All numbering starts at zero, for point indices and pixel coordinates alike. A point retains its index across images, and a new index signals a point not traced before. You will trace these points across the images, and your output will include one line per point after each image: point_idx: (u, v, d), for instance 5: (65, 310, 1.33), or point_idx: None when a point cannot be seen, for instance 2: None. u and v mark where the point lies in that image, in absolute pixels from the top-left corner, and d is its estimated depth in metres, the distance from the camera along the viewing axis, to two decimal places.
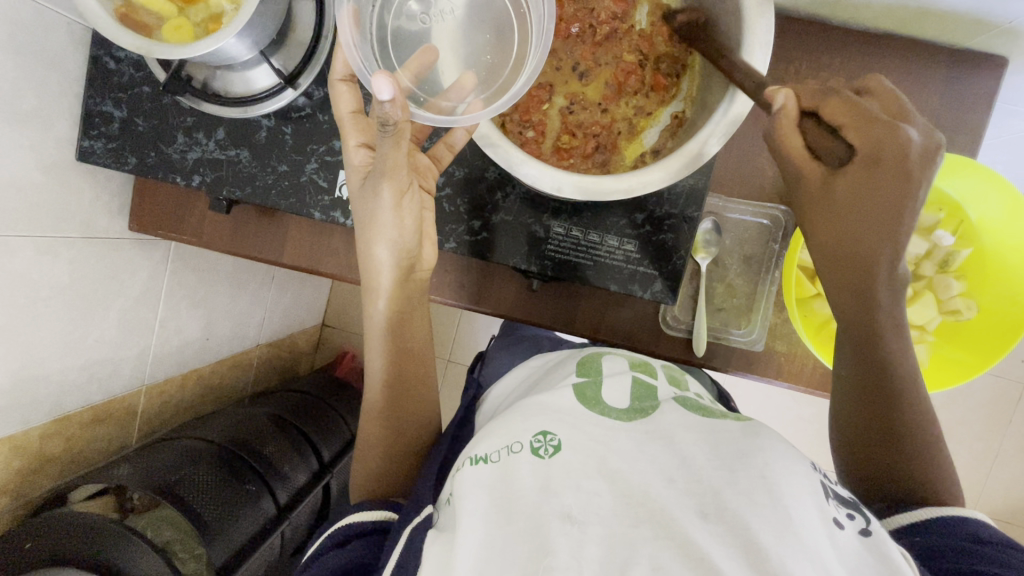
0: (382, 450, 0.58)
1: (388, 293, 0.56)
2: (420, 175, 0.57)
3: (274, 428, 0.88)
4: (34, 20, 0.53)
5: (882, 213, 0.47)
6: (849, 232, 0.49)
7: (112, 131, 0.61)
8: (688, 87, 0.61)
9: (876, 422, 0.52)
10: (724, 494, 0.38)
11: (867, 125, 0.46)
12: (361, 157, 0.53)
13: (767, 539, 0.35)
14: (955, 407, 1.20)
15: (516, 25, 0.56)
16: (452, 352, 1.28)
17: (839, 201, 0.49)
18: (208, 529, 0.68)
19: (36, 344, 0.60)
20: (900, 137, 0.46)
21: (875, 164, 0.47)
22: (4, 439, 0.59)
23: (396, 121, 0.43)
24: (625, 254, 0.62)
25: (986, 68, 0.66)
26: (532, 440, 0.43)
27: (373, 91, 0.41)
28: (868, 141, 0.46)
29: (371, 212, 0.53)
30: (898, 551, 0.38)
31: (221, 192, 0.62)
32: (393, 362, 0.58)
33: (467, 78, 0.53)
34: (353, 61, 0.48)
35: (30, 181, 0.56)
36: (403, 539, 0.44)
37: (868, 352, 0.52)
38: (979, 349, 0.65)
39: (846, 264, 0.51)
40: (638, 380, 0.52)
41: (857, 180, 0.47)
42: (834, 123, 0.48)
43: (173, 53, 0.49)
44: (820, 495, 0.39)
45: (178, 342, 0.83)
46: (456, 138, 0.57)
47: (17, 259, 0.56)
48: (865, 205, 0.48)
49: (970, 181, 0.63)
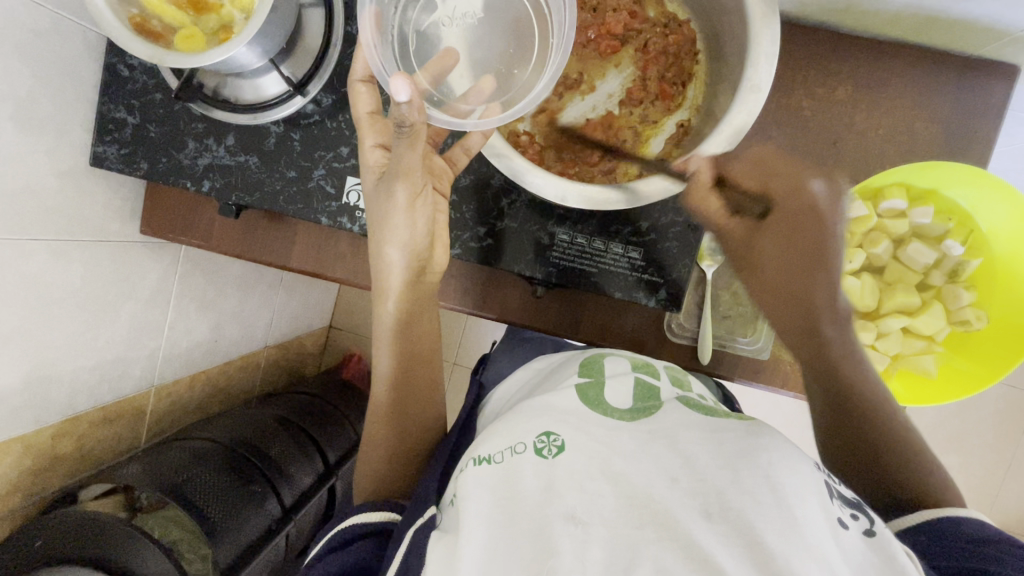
0: (387, 452, 0.58)
1: (398, 296, 0.57)
2: (434, 177, 0.58)
3: (281, 430, 0.88)
4: (49, 28, 0.54)
5: (806, 262, 0.49)
6: (788, 277, 0.51)
7: (124, 137, 0.62)
8: (694, 97, 0.62)
9: (851, 439, 0.53)
10: (727, 494, 0.38)
11: (775, 177, 0.49)
12: (377, 157, 0.55)
13: (771, 538, 0.35)
14: (967, 418, 1.19)
15: (538, 33, 0.56)
16: (458, 355, 1.28)
17: (761, 254, 0.52)
18: (215, 529, 0.69)
19: (50, 345, 0.61)
20: (807, 191, 0.48)
21: (797, 219, 0.49)
22: (16, 439, 0.60)
23: (413, 123, 0.44)
24: (630, 261, 0.62)
25: (995, 76, 0.65)
26: (536, 440, 0.43)
27: (391, 93, 0.42)
28: (778, 195, 0.49)
29: (385, 213, 0.53)
30: (902, 551, 0.37)
31: (230, 197, 0.63)
32: (400, 365, 0.59)
33: (487, 82, 0.54)
34: (373, 62, 0.48)
35: (44, 186, 0.57)
36: (405, 545, 0.44)
37: (837, 390, 0.53)
38: (989, 360, 0.65)
39: (786, 309, 0.52)
40: (639, 380, 0.52)
41: (782, 230, 0.50)
42: (743, 186, 0.51)
43: (185, 62, 0.49)
44: (824, 495, 0.39)
45: (187, 344, 0.84)
46: (472, 142, 0.57)
47: (30, 261, 0.57)
48: (796, 252, 0.49)
49: (980, 191, 0.62)
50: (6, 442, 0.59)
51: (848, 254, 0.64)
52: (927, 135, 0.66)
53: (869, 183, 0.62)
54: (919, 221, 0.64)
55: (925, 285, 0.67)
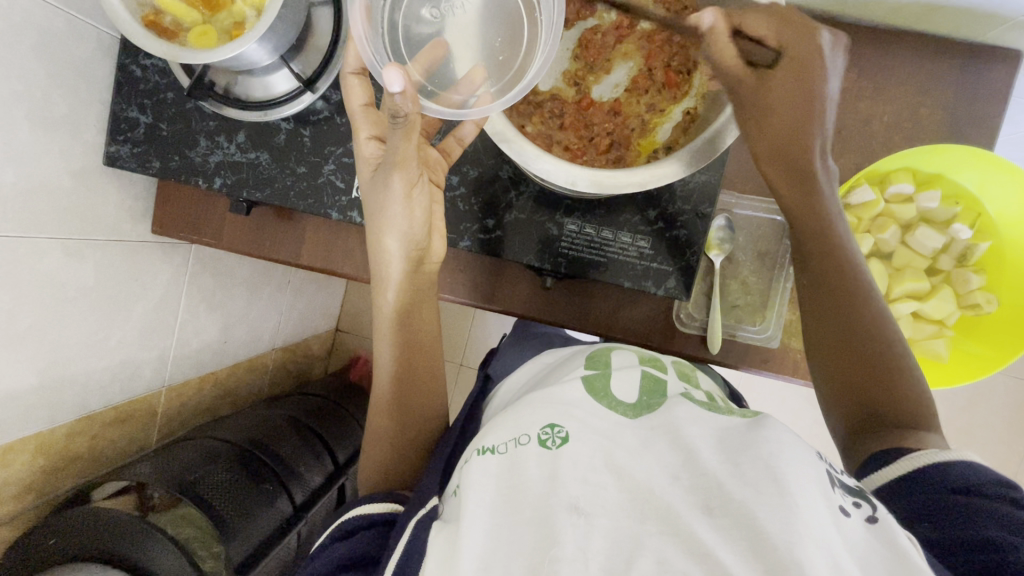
0: (391, 443, 0.59)
1: (397, 288, 0.58)
2: (429, 169, 0.58)
3: (290, 430, 0.89)
4: (65, 29, 0.55)
5: (804, 107, 0.52)
6: (785, 130, 0.52)
7: (137, 136, 0.63)
8: (699, 86, 0.61)
9: (846, 351, 0.54)
10: (728, 486, 0.37)
11: (788, 29, 0.51)
12: (372, 149, 0.55)
13: (773, 529, 0.34)
14: (977, 411, 1.18)
15: (526, 21, 0.56)
16: (465, 356, 1.29)
17: (770, 102, 0.51)
18: (229, 527, 0.69)
19: (63, 344, 0.62)
20: (815, 37, 0.51)
21: (799, 64, 0.51)
22: (31, 437, 0.60)
23: (406, 113, 0.44)
24: (638, 250, 0.62)
25: (998, 63, 0.66)
26: (540, 432, 0.43)
27: (384, 83, 0.42)
28: (788, 43, 0.51)
29: (382, 202, 0.54)
30: (906, 538, 0.37)
31: (241, 194, 0.63)
32: (404, 356, 0.59)
33: (478, 71, 0.54)
34: (365, 54, 0.50)
35: (59, 186, 0.58)
36: (408, 532, 0.45)
37: (824, 253, 0.56)
38: (1000, 341, 0.65)
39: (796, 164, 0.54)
40: (647, 374, 0.52)
41: (783, 81, 0.51)
42: (757, 37, 0.51)
43: (198, 58, 0.50)
44: (826, 483, 0.39)
45: (197, 345, 0.85)
46: (465, 131, 0.59)
47: (46, 260, 0.57)
48: (792, 105, 0.51)
49: (984, 175, 0.62)
50: (20, 440, 0.59)
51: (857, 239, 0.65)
52: (931, 122, 0.67)
53: (875, 168, 0.63)
54: (925, 205, 0.65)
55: (935, 270, 0.68)
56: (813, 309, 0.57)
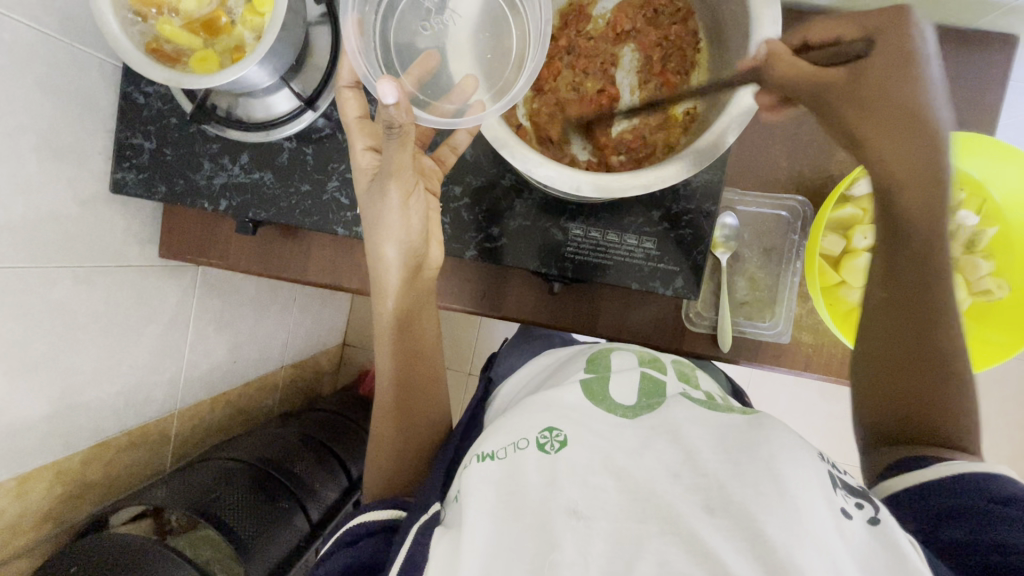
0: (393, 449, 0.60)
1: (396, 294, 0.58)
2: (425, 177, 0.59)
3: (303, 447, 0.89)
4: (67, 61, 0.56)
5: (895, 98, 0.49)
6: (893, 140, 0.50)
7: (142, 162, 0.64)
8: (699, 85, 0.62)
9: (902, 370, 0.50)
10: (729, 487, 0.37)
11: (867, 22, 0.51)
12: (368, 160, 0.55)
13: (772, 530, 0.34)
14: (992, 395, 1.20)
15: (514, 28, 0.56)
16: (474, 365, 1.29)
17: (873, 92, 0.50)
18: (247, 546, 0.69)
19: (76, 371, 0.62)
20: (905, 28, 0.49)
21: (895, 53, 0.49)
22: (48, 466, 0.61)
23: (401, 125, 0.44)
24: (645, 251, 0.62)
25: (991, 47, 0.68)
26: (538, 436, 0.43)
27: (379, 95, 0.41)
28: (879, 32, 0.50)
29: (379, 212, 0.54)
30: (908, 541, 0.36)
31: (247, 214, 0.64)
32: (402, 367, 0.60)
33: (469, 81, 0.55)
34: (358, 68, 0.49)
35: (67, 215, 0.59)
36: (411, 536, 0.45)
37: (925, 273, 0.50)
38: (1017, 326, 0.63)
39: (914, 142, 0.49)
40: (646, 375, 0.52)
41: (879, 69, 0.49)
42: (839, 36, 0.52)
43: (199, 82, 0.51)
44: (827, 485, 0.38)
45: (208, 365, 0.86)
46: (459, 139, 0.60)
47: (56, 288, 0.58)
48: (888, 112, 0.49)
49: (983, 161, 0.64)
50: (35, 469, 0.59)
51: (862, 229, 0.64)
52: None
53: None
54: None
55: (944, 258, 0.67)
56: (882, 324, 0.52)
